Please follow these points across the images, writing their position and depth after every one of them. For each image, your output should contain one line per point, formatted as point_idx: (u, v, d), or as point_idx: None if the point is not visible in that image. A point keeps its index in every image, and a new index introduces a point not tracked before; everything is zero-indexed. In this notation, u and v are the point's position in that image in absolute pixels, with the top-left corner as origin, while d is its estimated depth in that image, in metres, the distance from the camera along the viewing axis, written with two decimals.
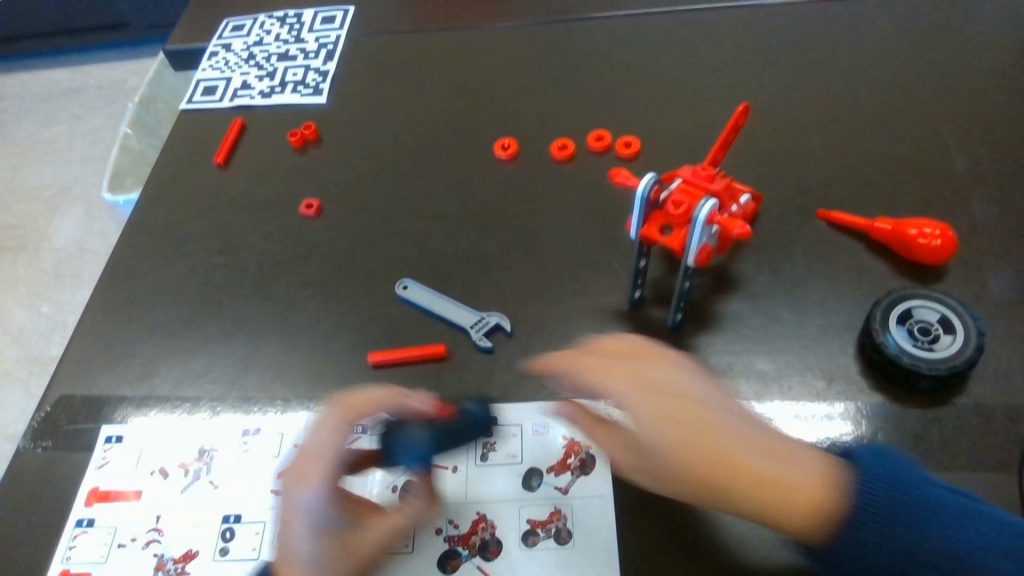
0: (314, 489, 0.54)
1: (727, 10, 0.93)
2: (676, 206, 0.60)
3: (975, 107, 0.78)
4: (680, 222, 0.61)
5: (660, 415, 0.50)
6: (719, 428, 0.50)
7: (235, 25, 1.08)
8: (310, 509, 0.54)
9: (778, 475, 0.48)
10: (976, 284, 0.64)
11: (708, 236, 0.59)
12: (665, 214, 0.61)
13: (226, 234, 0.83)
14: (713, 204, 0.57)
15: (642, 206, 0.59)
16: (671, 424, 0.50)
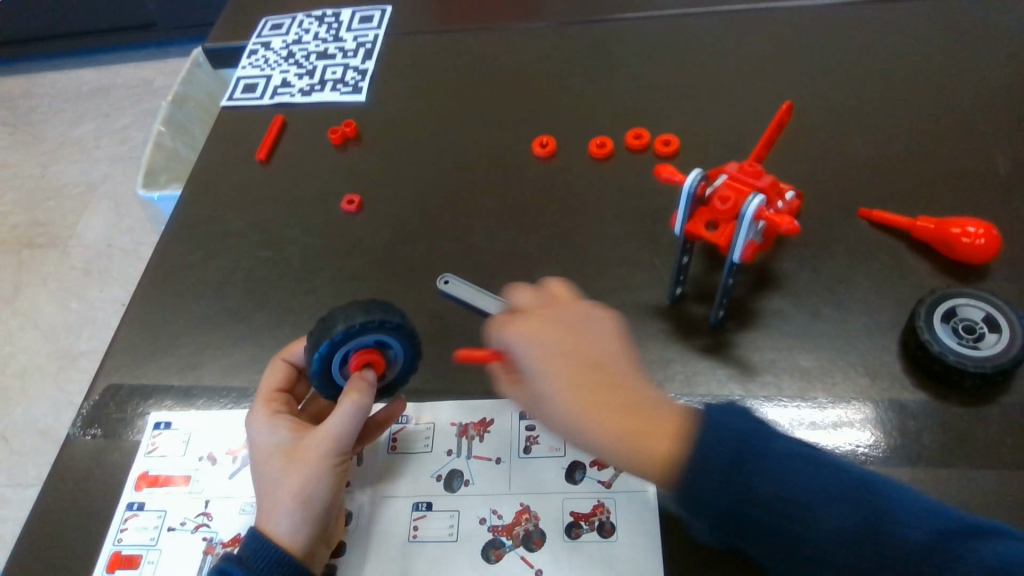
0: (256, 420, 0.62)
1: (762, 11, 0.94)
2: (723, 202, 0.60)
3: (1016, 108, 0.78)
4: (726, 218, 0.61)
5: (566, 361, 0.53)
6: (574, 379, 0.52)
7: (274, 24, 1.10)
8: (257, 442, 0.61)
9: (640, 425, 0.50)
10: (1020, 283, 0.64)
11: (755, 233, 0.59)
12: (712, 210, 0.61)
13: (268, 230, 0.85)
14: (762, 201, 0.57)
15: (688, 203, 0.59)
16: (567, 370, 0.52)
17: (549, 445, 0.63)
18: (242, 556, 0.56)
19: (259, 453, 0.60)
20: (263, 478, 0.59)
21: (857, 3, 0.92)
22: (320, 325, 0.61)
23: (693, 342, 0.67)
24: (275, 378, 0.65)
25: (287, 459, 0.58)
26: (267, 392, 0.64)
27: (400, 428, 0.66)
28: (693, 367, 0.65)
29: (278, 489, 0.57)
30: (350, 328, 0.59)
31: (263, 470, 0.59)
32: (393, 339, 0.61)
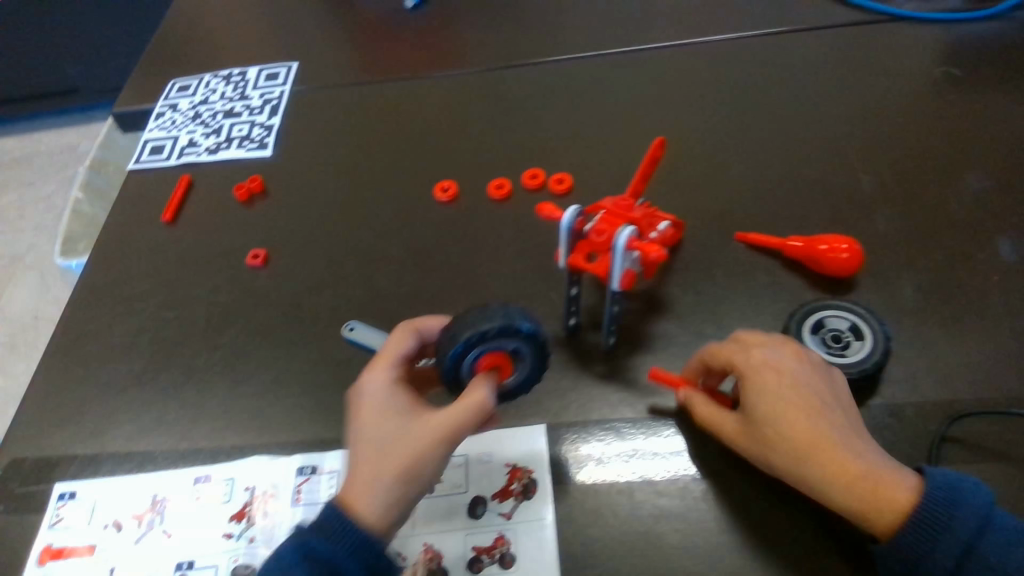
0: (379, 376, 0.60)
1: (646, 54, 1.00)
2: (599, 235, 0.63)
3: (874, 132, 0.85)
4: (603, 250, 0.64)
5: (782, 400, 0.55)
6: (814, 426, 0.53)
7: (181, 85, 1.11)
8: (363, 411, 0.58)
9: (876, 484, 0.51)
10: (880, 292, 0.70)
11: (631, 261, 0.62)
12: (589, 243, 0.64)
13: (175, 289, 0.85)
14: (631, 232, 0.60)
15: (567, 236, 0.62)
16: (795, 406, 0.54)
17: (451, 482, 0.64)
18: (328, 531, 0.54)
19: (367, 424, 0.57)
20: (361, 450, 0.57)
21: (732, 43, 0.99)
22: (460, 328, 0.59)
23: (588, 370, 0.70)
24: (399, 349, 0.62)
25: (431, 424, 0.56)
26: (392, 361, 0.61)
27: (306, 479, 0.67)
28: (588, 394, 0.69)
29: (382, 462, 0.55)
30: (501, 329, 0.58)
31: (363, 439, 0.57)
32: (527, 348, 0.60)
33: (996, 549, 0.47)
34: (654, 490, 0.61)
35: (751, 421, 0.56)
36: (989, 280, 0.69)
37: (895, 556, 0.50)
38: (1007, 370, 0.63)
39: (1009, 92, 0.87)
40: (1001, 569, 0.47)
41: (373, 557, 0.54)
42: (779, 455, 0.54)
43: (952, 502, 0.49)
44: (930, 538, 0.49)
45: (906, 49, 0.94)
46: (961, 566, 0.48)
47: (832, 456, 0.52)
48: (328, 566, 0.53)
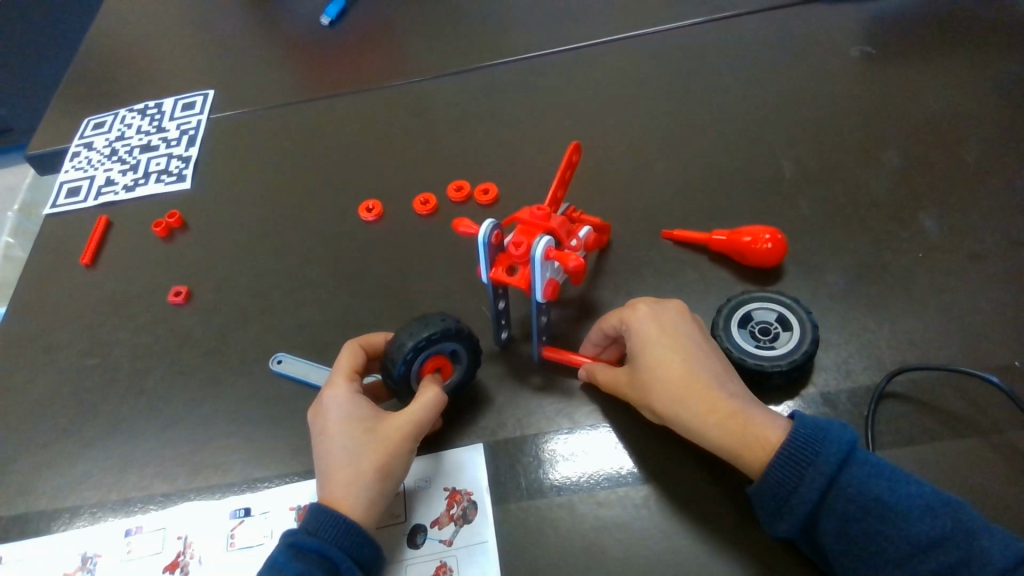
0: (339, 389, 0.60)
1: (566, 56, 1.00)
2: (517, 247, 0.62)
3: (793, 117, 0.85)
4: (523, 261, 0.62)
5: (663, 346, 0.58)
6: (693, 373, 0.56)
7: (95, 123, 1.08)
8: (328, 419, 0.59)
9: (749, 424, 0.53)
10: (807, 279, 0.70)
11: (552, 271, 0.61)
12: (508, 256, 0.62)
13: (98, 334, 0.82)
14: (549, 240, 0.59)
15: (485, 251, 0.60)
16: (675, 355, 0.57)
17: (388, 512, 0.61)
18: (313, 528, 0.53)
19: (334, 424, 0.58)
20: (331, 451, 0.57)
21: (650, 38, 0.99)
22: (398, 339, 0.60)
23: (524, 383, 0.69)
24: (347, 362, 0.63)
25: (397, 419, 0.58)
26: (345, 376, 0.61)
27: (241, 521, 0.64)
28: (525, 407, 0.67)
29: (356, 458, 0.56)
30: (445, 332, 0.60)
31: (330, 444, 0.57)
32: (463, 348, 0.62)
33: (857, 481, 0.48)
34: (596, 502, 0.60)
35: (642, 370, 0.59)
36: (914, 257, 0.69)
37: (765, 494, 0.51)
38: (935, 346, 0.63)
39: (922, 65, 0.87)
40: (862, 501, 0.48)
41: (359, 545, 0.54)
42: (664, 398, 0.56)
43: (815, 440, 0.49)
44: (795, 476, 0.49)
45: (820, 30, 0.95)
46: (827, 501, 0.49)
47: (711, 398, 0.55)
48: (320, 559, 0.52)
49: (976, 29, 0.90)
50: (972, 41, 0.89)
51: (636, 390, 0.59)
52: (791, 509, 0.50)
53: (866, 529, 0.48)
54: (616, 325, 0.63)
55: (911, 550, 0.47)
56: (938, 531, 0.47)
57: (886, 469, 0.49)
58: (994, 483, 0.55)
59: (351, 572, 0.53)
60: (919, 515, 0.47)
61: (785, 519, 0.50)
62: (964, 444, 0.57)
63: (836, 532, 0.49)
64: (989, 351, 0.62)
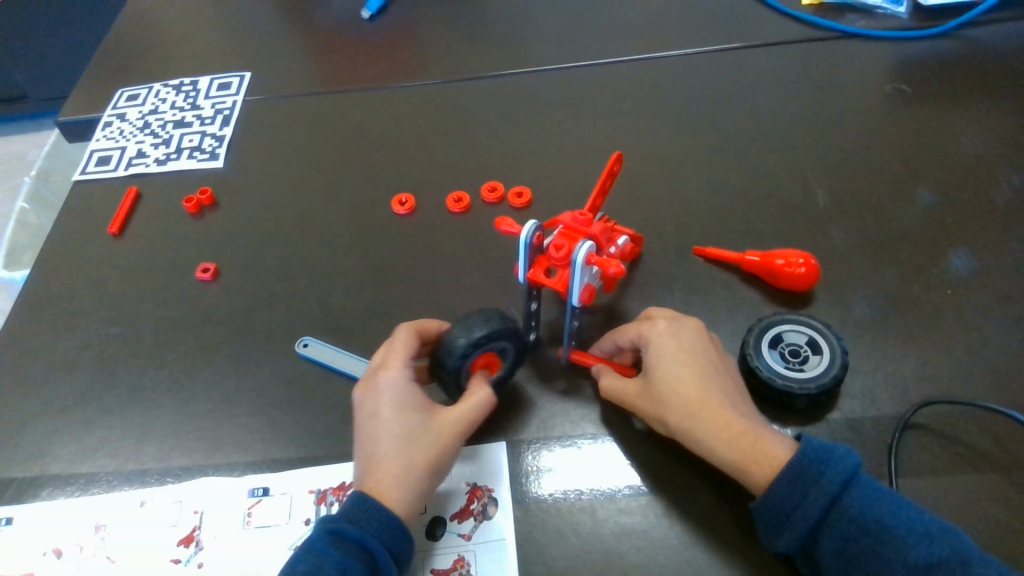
0: (392, 373, 0.60)
1: (606, 69, 1.01)
2: (558, 249, 0.62)
3: (828, 147, 0.86)
4: (562, 264, 0.63)
5: (680, 358, 0.59)
6: (706, 391, 0.57)
7: (129, 94, 1.08)
8: (382, 404, 0.58)
9: (758, 445, 0.53)
10: (835, 306, 0.71)
11: (590, 277, 0.62)
12: (548, 258, 0.62)
13: (122, 304, 0.82)
14: (592, 247, 0.59)
15: (526, 251, 0.61)
16: (690, 368, 0.58)
17: None
18: (354, 517, 0.54)
19: (387, 411, 0.58)
20: (381, 438, 0.57)
21: (690, 58, 1.00)
22: (454, 334, 0.60)
23: (549, 386, 0.69)
24: (406, 347, 0.62)
25: (448, 419, 0.59)
26: (401, 362, 0.61)
27: (258, 500, 0.64)
28: (549, 410, 0.67)
29: (406, 451, 0.56)
30: (500, 332, 0.61)
31: (381, 431, 0.57)
32: (512, 348, 0.63)
33: (859, 502, 0.49)
34: (617, 508, 0.60)
35: (653, 383, 0.59)
36: (942, 294, 0.70)
37: (766, 509, 0.52)
38: (961, 382, 0.64)
39: (956, 107, 0.89)
40: (863, 521, 0.49)
41: (399, 540, 0.54)
42: (676, 412, 0.57)
43: (821, 460, 0.51)
44: (799, 493, 0.50)
45: (857, 64, 0.96)
46: (828, 519, 0.50)
47: (724, 416, 0.55)
48: (359, 549, 0.52)
49: (1010, 76, 0.92)
50: (1006, 87, 0.91)
51: (645, 401, 0.60)
52: (792, 525, 0.50)
53: (865, 550, 0.48)
54: (631, 335, 0.64)
55: (908, 573, 0.47)
56: (936, 556, 0.47)
57: (888, 494, 0.50)
58: (1014, 520, 0.55)
59: (388, 565, 0.53)
60: (917, 540, 0.48)
61: (785, 535, 0.51)
62: (985, 479, 0.58)
63: (836, 551, 0.49)
64: (1013, 390, 0.63)
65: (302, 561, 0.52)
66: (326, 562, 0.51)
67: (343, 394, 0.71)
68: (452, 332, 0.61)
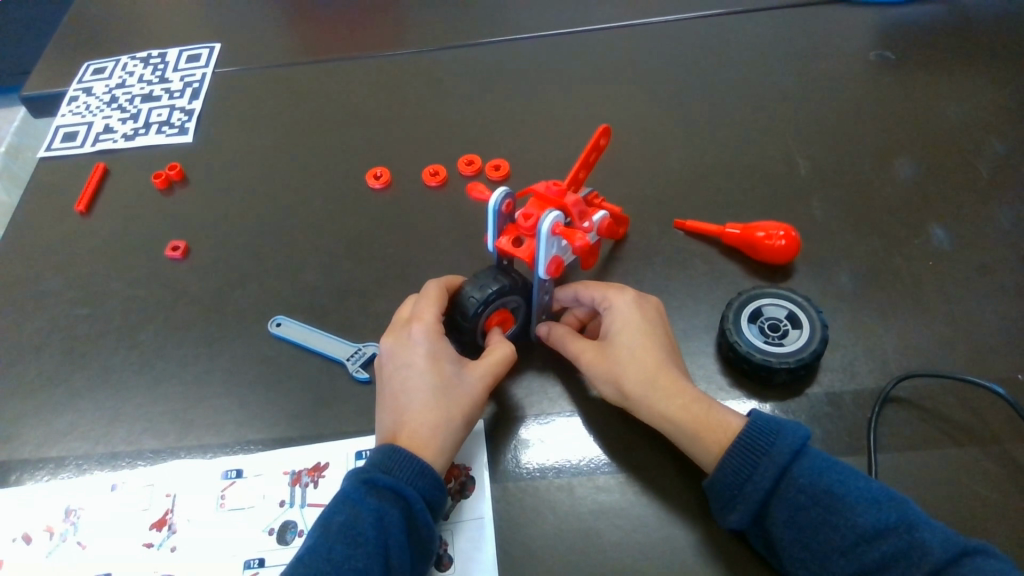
0: (423, 326, 0.59)
1: (584, 37, 0.98)
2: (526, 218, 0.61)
3: (810, 116, 0.85)
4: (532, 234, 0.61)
5: (639, 328, 0.59)
6: (662, 363, 0.57)
7: (96, 68, 1.05)
8: (419, 354, 0.58)
9: (710, 414, 0.54)
10: (816, 279, 0.70)
11: (557, 248, 0.60)
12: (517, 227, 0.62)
13: (90, 284, 0.80)
14: (558, 216, 0.58)
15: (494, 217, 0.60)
16: (648, 339, 0.58)
17: None
18: (387, 466, 0.52)
19: (424, 361, 0.57)
20: (415, 388, 0.56)
21: (671, 26, 0.98)
22: (472, 287, 0.61)
23: (528, 363, 0.68)
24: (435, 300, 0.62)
25: (479, 374, 0.58)
26: (434, 315, 0.60)
27: (232, 483, 0.63)
28: (527, 388, 0.66)
29: (440, 403, 0.56)
30: (512, 286, 0.62)
31: (415, 380, 0.56)
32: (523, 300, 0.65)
33: (808, 472, 0.49)
34: (595, 486, 0.60)
35: (612, 347, 0.59)
36: (923, 265, 0.70)
37: (719, 482, 0.51)
38: (940, 354, 0.64)
39: (941, 74, 0.87)
40: (812, 491, 0.48)
41: (432, 488, 0.52)
42: (634, 380, 0.56)
43: (770, 431, 0.50)
44: (749, 465, 0.50)
45: (841, 31, 0.94)
46: (779, 490, 0.49)
47: (682, 388, 0.55)
48: (395, 498, 0.51)
49: (995, 42, 0.90)
50: (992, 53, 0.89)
51: (597, 363, 0.59)
52: (743, 497, 0.50)
53: (815, 518, 0.48)
54: (593, 294, 0.63)
55: (856, 540, 0.46)
56: (883, 522, 0.46)
57: (838, 464, 0.49)
58: (990, 492, 0.55)
59: (423, 513, 0.51)
60: (866, 506, 0.47)
61: (737, 509, 0.51)
62: (962, 451, 0.58)
63: (786, 522, 0.49)
64: (993, 361, 0.63)
65: (337, 513, 0.50)
66: (362, 511, 0.50)
67: (317, 374, 0.69)
68: (468, 286, 0.62)
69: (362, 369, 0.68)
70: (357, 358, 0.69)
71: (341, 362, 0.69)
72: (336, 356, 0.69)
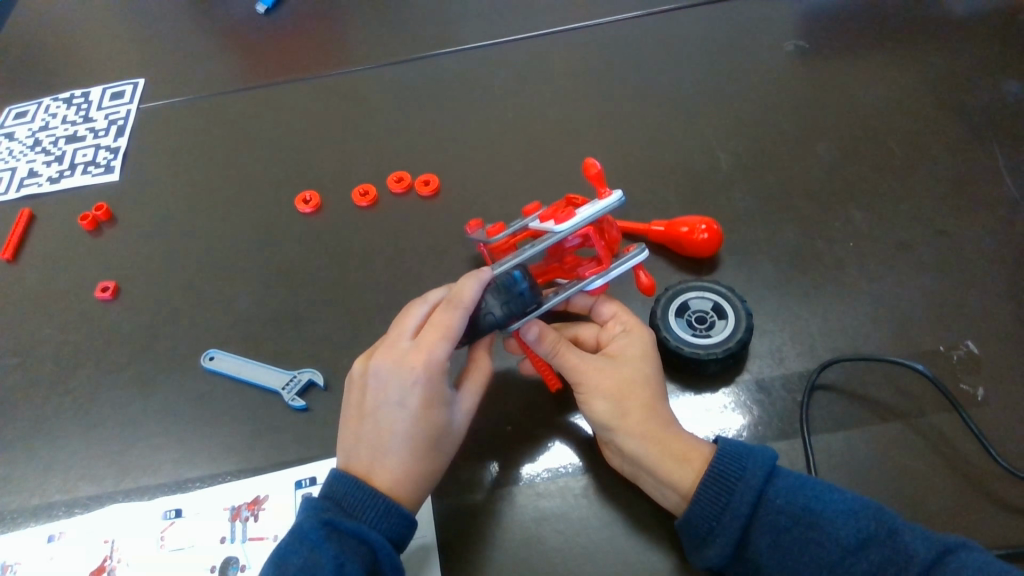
0: (432, 354, 0.54)
1: (509, 45, 0.98)
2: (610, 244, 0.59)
3: (734, 108, 0.86)
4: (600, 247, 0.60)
5: (647, 354, 0.59)
6: (654, 396, 0.56)
7: (18, 112, 1.03)
8: (415, 392, 0.54)
9: (689, 443, 0.54)
10: (742, 269, 0.71)
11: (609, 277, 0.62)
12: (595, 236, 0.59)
13: (20, 333, 0.78)
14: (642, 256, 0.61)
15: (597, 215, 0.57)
16: (651, 369, 0.58)
17: None
18: (351, 509, 0.51)
19: (417, 401, 0.54)
20: (402, 432, 0.53)
21: (595, 27, 0.98)
22: (494, 301, 0.57)
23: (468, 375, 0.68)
24: (453, 327, 0.55)
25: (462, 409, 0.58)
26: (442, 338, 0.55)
27: (171, 522, 0.62)
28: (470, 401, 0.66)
29: (423, 448, 0.54)
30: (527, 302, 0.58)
31: (399, 425, 0.53)
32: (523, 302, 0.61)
33: (784, 492, 0.49)
34: (535, 492, 0.60)
35: (620, 364, 0.58)
36: (846, 246, 0.71)
37: (697, 517, 0.51)
38: (865, 336, 0.65)
39: (856, 59, 0.89)
40: (791, 510, 0.48)
41: (398, 526, 0.51)
42: (632, 396, 0.56)
43: (740, 457, 0.51)
44: (724, 493, 0.50)
45: (762, 21, 0.95)
46: (757, 513, 0.49)
47: (668, 418, 0.56)
48: (357, 542, 0.49)
49: (908, 22, 0.92)
50: (907, 36, 0.91)
51: (605, 372, 0.57)
52: (722, 528, 0.50)
53: (799, 538, 0.48)
54: (617, 313, 0.63)
55: (842, 553, 0.47)
56: (864, 532, 0.47)
57: (810, 480, 0.50)
58: (916, 468, 0.57)
59: (388, 556, 0.50)
60: (844, 519, 0.48)
61: (716, 542, 0.50)
62: (889, 428, 0.59)
63: (770, 546, 0.49)
64: (915, 337, 0.65)
65: (295, 554, 0.48)
66: (321, 556, 0.48)
67: (253, 405, 0.68)
68: (497, 279, 0.57)
69: (298, 397, 0.67)
70: (292, 386, 0.68)
71: (277, 392, 0.68)
72: (272, 386, 0.68)
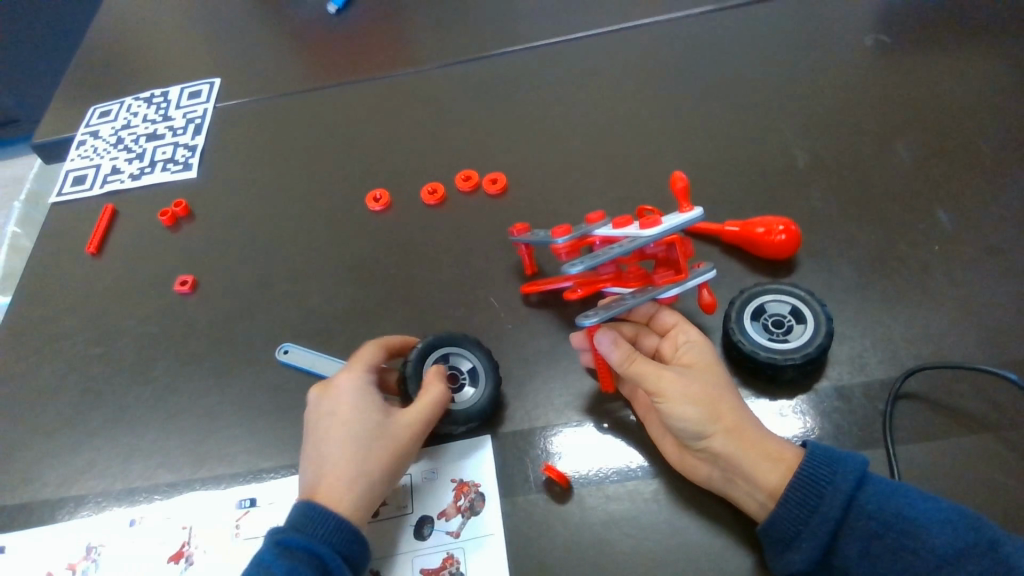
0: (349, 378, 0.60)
1: (576, 43, 0.98)
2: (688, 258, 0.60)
3: (810, 106, 0.84)
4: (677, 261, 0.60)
5: (713, 361, 0.58)
6: (735, 401, 0.55)
7: (102, 111, 1.07)
8: (338, 407, 0.58)
9: (774, 444, 0.53)
10: (820, 272, 0.69)
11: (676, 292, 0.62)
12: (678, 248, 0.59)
13: (104, 323, 0.81)
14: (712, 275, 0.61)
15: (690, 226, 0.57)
16: (723, 374, 0.57)
17: (395, 503, 0.61)
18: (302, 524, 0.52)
19: (345, 413, 0.57)
20: (338, 439, 0.56)
21: (665, 24, 0.97)
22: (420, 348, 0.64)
23: (537, 374, 0.68)
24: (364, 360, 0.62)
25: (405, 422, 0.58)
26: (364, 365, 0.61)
27: (246, 512, 0.64)
28: (534, 400, 0.66)
29: (362, 450, 0.55)
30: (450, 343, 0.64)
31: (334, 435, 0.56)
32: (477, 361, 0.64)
33: (876, 498, 0.47)
34: (606, 495, 0.59)
35: (698, 372, 0.56)
36: (930, 250, 0.68)
37: (783, 521, 0.49)
38: (952, 343, 0.62)
39: (941, 53, 0.86)
40: (883, 516, 0.47)
41: (348, 541, 0.52)
42: (717, 404, 0.54)
43: (830, 461, 0.49)
44: (813, 497, 0.48)
45: (840, 16, 0.92)
46: (847, 518, 0.48)
47: (750, 423, 0.54)
48: (308, 556, 0.51)
49: (997, 15, 0.88)
50: (997, 29, 0.87)
51: (685, 381, 0.55)
52: (809, 532, 0.48)
53: (892, 545, 0.46)
54: (677, 320, 0.63)
55: (939, 563, 0.45)
56: (962, 542, 0.45)
57: (902, 487, 0.48)
58: (1007, 482, 0.54)
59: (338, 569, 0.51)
60: (940, 528, 0.46)
61: (803, 547, 0.48)
62: (978, 440, 0.57)
63: (861, 552, 0.47)
64: (1007, 346, 0.62)
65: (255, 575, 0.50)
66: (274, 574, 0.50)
67: None
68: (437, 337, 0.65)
69: None
70: None
71: None
72: None
